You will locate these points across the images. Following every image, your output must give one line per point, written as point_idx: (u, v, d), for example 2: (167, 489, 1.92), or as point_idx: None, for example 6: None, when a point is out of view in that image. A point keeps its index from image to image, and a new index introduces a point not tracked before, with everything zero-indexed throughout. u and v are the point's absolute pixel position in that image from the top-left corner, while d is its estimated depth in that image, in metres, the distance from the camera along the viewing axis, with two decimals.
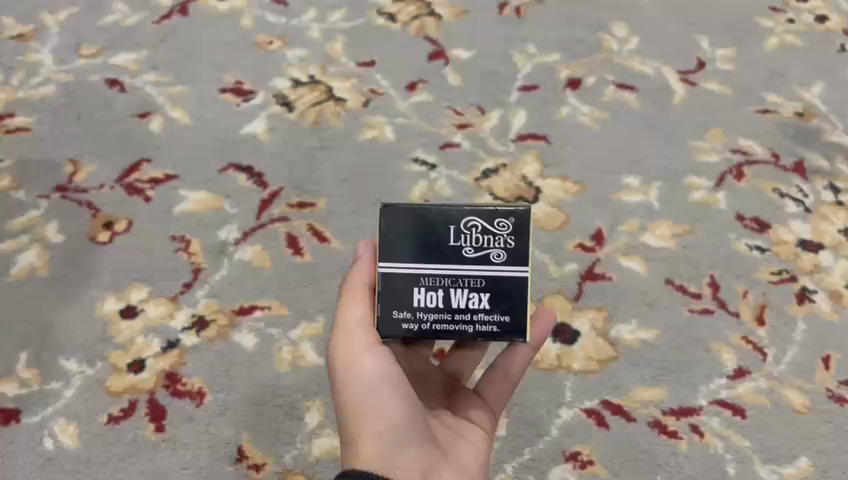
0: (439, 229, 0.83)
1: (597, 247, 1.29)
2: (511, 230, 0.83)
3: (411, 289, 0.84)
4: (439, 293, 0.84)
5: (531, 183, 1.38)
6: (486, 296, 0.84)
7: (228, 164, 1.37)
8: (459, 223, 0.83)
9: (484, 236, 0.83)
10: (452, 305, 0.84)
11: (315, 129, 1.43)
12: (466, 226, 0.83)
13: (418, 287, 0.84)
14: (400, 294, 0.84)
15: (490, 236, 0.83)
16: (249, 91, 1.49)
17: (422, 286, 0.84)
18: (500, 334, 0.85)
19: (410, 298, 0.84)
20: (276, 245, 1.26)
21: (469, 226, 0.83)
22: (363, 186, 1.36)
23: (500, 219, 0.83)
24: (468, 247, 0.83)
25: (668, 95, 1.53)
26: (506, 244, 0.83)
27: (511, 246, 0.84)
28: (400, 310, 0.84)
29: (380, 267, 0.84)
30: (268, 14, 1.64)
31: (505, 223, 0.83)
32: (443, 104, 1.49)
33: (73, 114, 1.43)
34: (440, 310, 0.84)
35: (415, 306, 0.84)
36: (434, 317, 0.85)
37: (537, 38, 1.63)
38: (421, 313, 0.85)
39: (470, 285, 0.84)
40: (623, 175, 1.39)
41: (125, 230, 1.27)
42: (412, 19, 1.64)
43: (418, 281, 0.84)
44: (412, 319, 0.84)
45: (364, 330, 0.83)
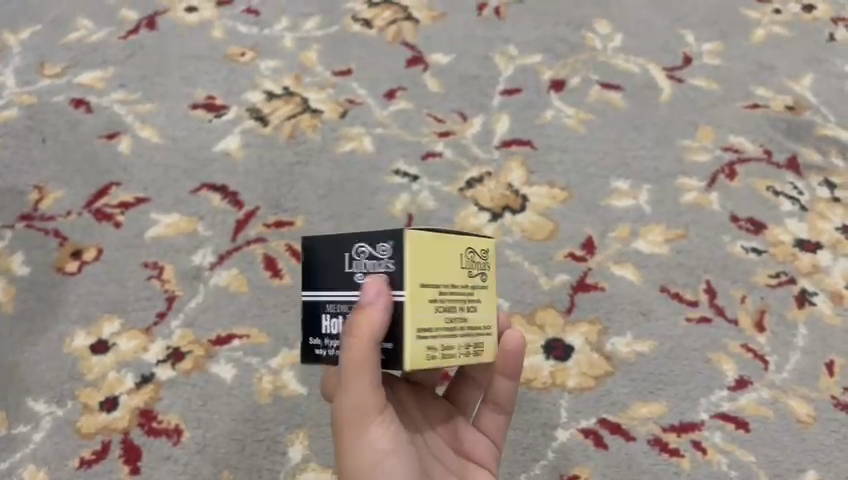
0: (332, 254, 0.75)
1: (588, 256, 1.24)
2: (392, 254, 0.72)
3: (318, 316, 0.76)
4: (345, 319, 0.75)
5: (517, 191, 1.32)
6: None
7: (201, 185, 1.31)
8: (351, 248, 0.74)
9: (370, 260, 0.73)
10: None
11: (291, 143, 1.38)
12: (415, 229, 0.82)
13: (325, 314, 0.76)
14: (308, 316, 0.77)
15: (375, 261, 0.72)
16: (221, 105, 1.44)
17: (327, 313, 0.76)
18: (388, 363, 0.73)
19: (318, 325, 0.76)
20: (253, 269, 1.20)
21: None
22: (342, 202, 1.31)
23: (382, 242, 0.72)
24: (360, 273, 0.74)
25: (655, 93, 1.49)
26: (388, 268, 0.72)
27: (393, 271, 0.72)
28: (313, 338, 0.77)
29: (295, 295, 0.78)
30: (238, 24, 1.58)
31: (386, 247, 0.72)
32: (423, 112, 1.44)
33: (37, 138, 1.37)
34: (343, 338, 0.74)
35: (324, 333, 0.76)
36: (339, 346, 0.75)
37: (518, 39, 1.58)
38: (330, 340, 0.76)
39: None
40: (612, 179, 1.35)
41: (94, 259, 1.21)
42: (388, 24, 1.59)
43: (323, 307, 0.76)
44: (321, 346, 0.76)
45: (375, 395, 0.72)
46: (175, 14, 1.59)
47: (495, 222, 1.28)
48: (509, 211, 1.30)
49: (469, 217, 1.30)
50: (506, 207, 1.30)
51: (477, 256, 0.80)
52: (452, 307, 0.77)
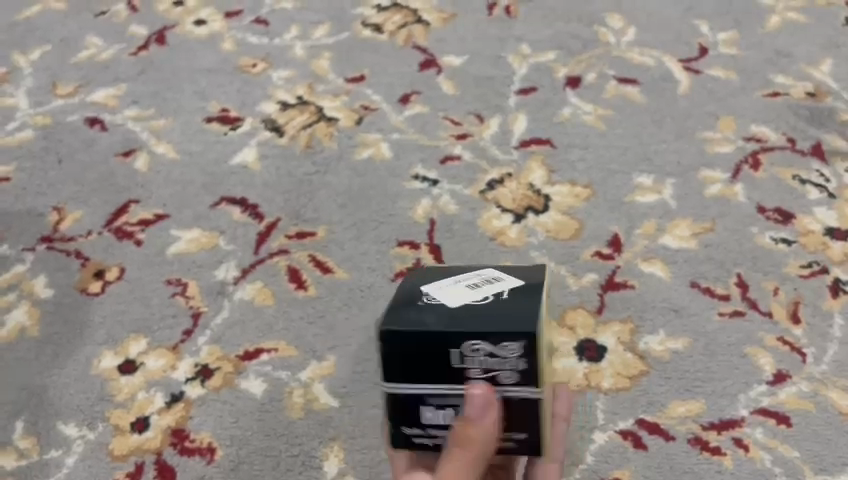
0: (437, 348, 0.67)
1: (615, 254, 1.22)
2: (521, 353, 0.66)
3: (418, 407, 0.71)
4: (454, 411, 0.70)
5: (539, 191, 1.31)
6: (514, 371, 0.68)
7: (221, 198, 1.30)
8: (460, 347, 0.67)
9: (490, 358, 0.67)
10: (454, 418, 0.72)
11: (308, 153, 1.37)
12: (469, 349, 0.67)
13: (426, 405, 0.71)
14: (407, 413, 0.71)
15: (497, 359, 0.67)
16: (236, 118, 1.43)
17: (431, 406, 0.70)
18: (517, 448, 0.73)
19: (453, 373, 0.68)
20: (278, 281, 1.19)
21: (474, 350, 0.66)
22: (362, 209, 1.29)
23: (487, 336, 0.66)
24: (474, 369, 0.68)
25: (672, 85, 1.47)
26: (516, 365, 0.67)
27: (522, 368, 0.67)
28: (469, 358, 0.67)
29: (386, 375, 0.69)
30: (249, 35, 1.58)
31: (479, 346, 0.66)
32: (439, 114, 1.43)
33: (54, 159, 1.37)
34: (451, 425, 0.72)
35: (425, 424, 0.72)
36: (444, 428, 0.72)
37: (531, 37, 1.56)
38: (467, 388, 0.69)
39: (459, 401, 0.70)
40: (635, 174, 1.33)
41: (117, 278, 1.20)
42: (399, 28, 1.59)
43: (424, 400, 0.70)
44: (476, 361, 0.67)
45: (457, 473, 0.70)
46: (184, 29, 1.60)
47: (519, 223, 1.27)
48: (532, 212, 1.28)
49: (491, 219, 1.27)
50: (528, 208, 1.28)
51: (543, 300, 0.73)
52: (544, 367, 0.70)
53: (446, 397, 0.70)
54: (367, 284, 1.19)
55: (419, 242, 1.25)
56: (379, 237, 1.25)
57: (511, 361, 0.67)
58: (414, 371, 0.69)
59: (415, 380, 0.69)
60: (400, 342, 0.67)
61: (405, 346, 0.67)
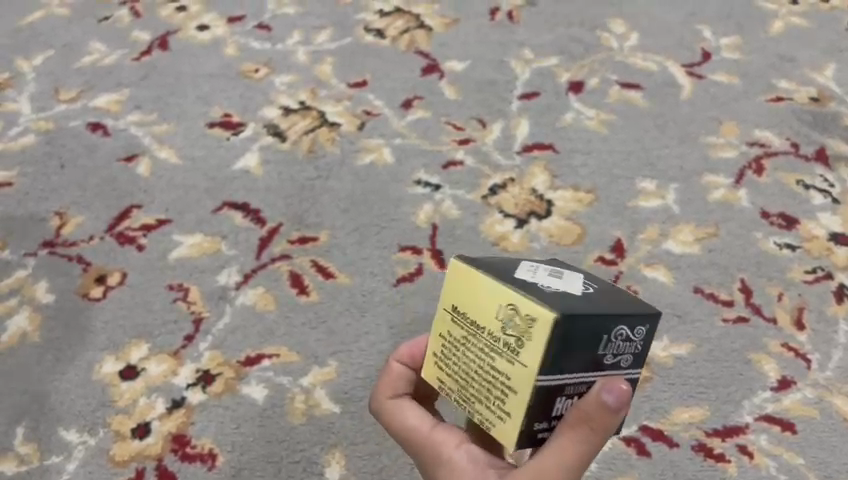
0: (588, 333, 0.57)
1: (618, 259, 1.22)
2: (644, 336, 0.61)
3: (553, 400, 0.59)
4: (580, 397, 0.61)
5: (541, 196, 1.30)
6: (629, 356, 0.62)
7: (223, 203, 1.30)
8: (610, 332, 0.58)
9: (626, 343, 0.60)
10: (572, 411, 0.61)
11: (311, 158, 1.37)
12: (616, 334, 0.58)
13: (560, 397, 0.59)
14: (541, 407, 0.59)
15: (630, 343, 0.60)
16: (238, 123, 1.43)
17: (566, 395, 0.59)
18: None
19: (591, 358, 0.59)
20: (280, 286, 1.19)
21: (619, 335, 0.59)
22: (365, 214, 1.29)
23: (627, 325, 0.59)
24: (607, 355, 0.59)
25: (675, 90, 1.47)
26: (634, 349, 0.61)
27: (637, 351, 0.61)
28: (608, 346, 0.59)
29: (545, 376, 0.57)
30: (252, 41, 1.58)
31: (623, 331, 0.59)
32: (442, 119, 1.43)
33: (56, 164, 1.36)
34: None
35: (554, 416, 0.60)
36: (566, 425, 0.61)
37: (533, 42, 1.57)
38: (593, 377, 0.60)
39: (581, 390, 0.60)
40: (637, 179, 1.32)
41: (119, 283, 1.20)
42: (401, 33, 1.59)
43: (562, 390, 0.59)
44: (609, 348, 0.59)
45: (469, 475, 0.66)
46: (187, 34, 1.60)
47: (521, 228, 1.26)
48: (534, 217, 1.28)
49: (494, 224, 1.27)
50: (531, 213, 1.28)
51: None
52: None
53: (581, 383, 0.59)
54: (369, 289, 1.19)
55: (421, 247, 1.24)
56: (381, 242, 1.25)
57: (635, 344, 0.61)
58: (574, 361, 0.58)
59: (566, 368, 0.58)
60: (576, 327, 0.56)
61: (569, 335, 0.56)
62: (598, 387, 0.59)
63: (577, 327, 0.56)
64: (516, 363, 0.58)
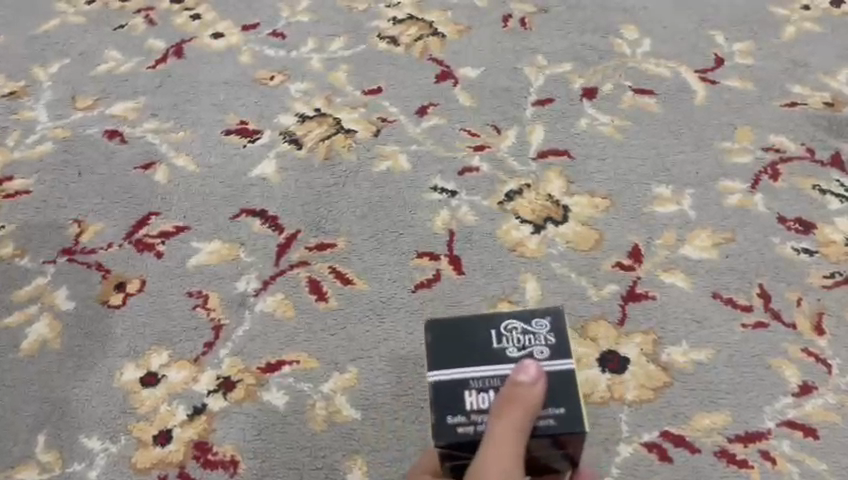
0: (476, 336, 0.81)
1: (636, 264, 1.22)
2: (549, 329, 0.82)
3: (461, 393, 0.78)
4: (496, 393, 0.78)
5: (557, 201, 1.31)
6: (543, 351, 0.80)
7: (240, 210, 1.31)
8: (498, 327, 0.82)
9: (524, 336, 0.81)
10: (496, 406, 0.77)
11: (327, 165, 1.38)
12: (505, 328, 0.81)
13: (469, 390, 0.78)
14: (452, 399, 0.78)
15: (530, 336, 0.81)
16: (254, 130, 1.44)
17: (473, 388, 0.79)
18: (555, 428, 0.76)
19: (489, 347, 0.80)
20: (298, 293, 1.19)
21: (510, 328, 0.81)
22: (381, 220, 1.29)
23: (536, 320, 0.82)
24: (511, 348, 0.80)
25: (688, 95, 1.48)
26: (545, 341, 0.81)
27: (551, 343, 0.81)
28: (498, 340, 0.81)
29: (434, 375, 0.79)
30: (266, 48, 1.60)
31: (542, 323, 0.82)
32: (456, 126, 1.44)
33: (74, 172, 1.37)
34: None
35: (469, 410, 0.78)
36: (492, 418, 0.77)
37: (546, 49, 1.58)
38: (493, 375, 0.79)
39: (492, 385, 0.78)
40: (653, 185, 1.33)
41: (138, 290, 1.20)
42: (414, 41, 1.60)
43: (467, 384, 0.79)
44: (503, 341, 0.80)
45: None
46: (202, 42, 1.61)
47: (538, 234, 1.26)
48: (551, 223, 1.28)
49: (511, 230, 1.27)
50: (548, 219, 1.28)
51: None
52: None
53: (488, 378, 0.79)
54: (388, 295, 1.19)
55: (438, 253, 1.25)
56: (399, 248, 1.25)
57: (540, 336, 0.81)
58: (464, 358, 0.80)
59: (458, 364, 0.79)
60: (451, 331, 0.81)
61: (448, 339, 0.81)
62: (516, 372, 0.75)
63: (454, 333, 0.81)
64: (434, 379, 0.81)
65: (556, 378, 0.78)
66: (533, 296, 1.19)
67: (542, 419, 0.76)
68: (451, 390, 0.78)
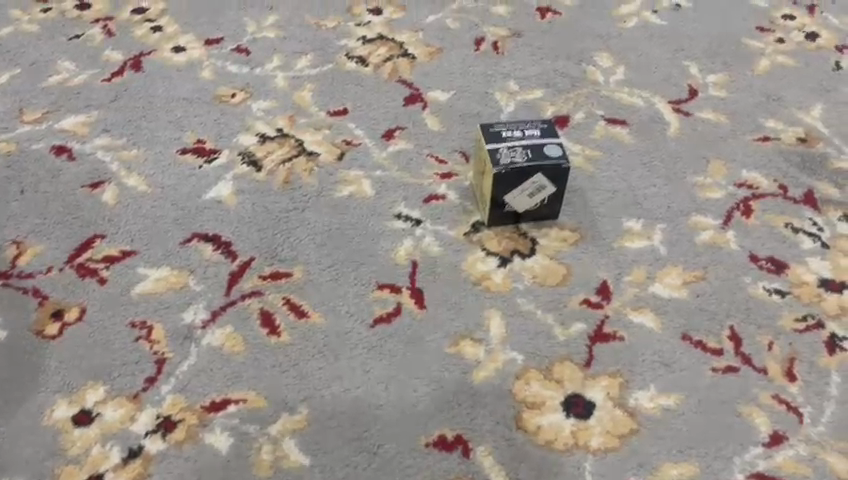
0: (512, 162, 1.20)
1: (604, 303, 1.17)
2: (535, 135, 1.24)
3: (504, 155, 1.20)
4: (514, 147, 1.21)
5: (525, 233, 1.26)
6: (532, 139, 1.22)
7: (191, 235, 1.24)
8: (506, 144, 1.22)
9: (521, 139, 1.23)
10: (507, 139, 1.22)
11: (287, 189, 1.32)
12: (512, 145, 1.21)
13: (504, 153, 1.20)
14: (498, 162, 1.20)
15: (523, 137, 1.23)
16: (211, 150, 1.38)
17: (509, 151, 1.21)
18: (538, 140, 1.22)
19: (512, 155, 1.20)
20: (248, 326, 1.12)
21: (513, 145, 1.22)
22: (341, 248, 1.23)
23: (528, 132, 1.24)
24: (518, 157, 1.20)
25: (662, 127, 1.45)
26: (531, 132, 1.24)
27: (536, 132, 1.24)
28: (505, 136, 1.23)
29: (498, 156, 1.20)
30: (229, 64, 1.55)
31: (532, 132, 1.24)
32: (423, 151, 1.40)
33: (16, 189, 1.29)
34: (512, 144, 1.22)
35: (506, 147, 1.21)
36: (513, 144, 1.22)
37: (519, 75, 1.55)
38: (512, 147, 1.21)
39: (511, 148, 1.21)
40: (624, 219, 1.29)
41: (77, 319, 1.12)
42: (384, 61, 1.57)
43: (499, 152, 1.21)
44: (515, 149, 1.21)
45: None
46: (162, 55, 1.57)
47: (504, 267, 1.22)
48: (518, 256, 1.23)
49: (476, 262, 1.22)
50: (514, 252, 1.24)
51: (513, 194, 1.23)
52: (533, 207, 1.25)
53: (515, 147, 1.21)
54: (344, 330, 1.13)
55: (400, 285, 1.19)
56: (358, 279, 1.19)
57: (530, 135, 1.23)
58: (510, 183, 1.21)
59: (511, 177, 1.20)
60: (503, 183, 1.20)
61: (492, 133, 1.23)
62: None
63: (502, 174, 1.19)
64: (488, 170, 1.21)
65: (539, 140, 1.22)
66: (497, 334, 1.13)
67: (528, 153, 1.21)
68: (513, 180, 1.20)
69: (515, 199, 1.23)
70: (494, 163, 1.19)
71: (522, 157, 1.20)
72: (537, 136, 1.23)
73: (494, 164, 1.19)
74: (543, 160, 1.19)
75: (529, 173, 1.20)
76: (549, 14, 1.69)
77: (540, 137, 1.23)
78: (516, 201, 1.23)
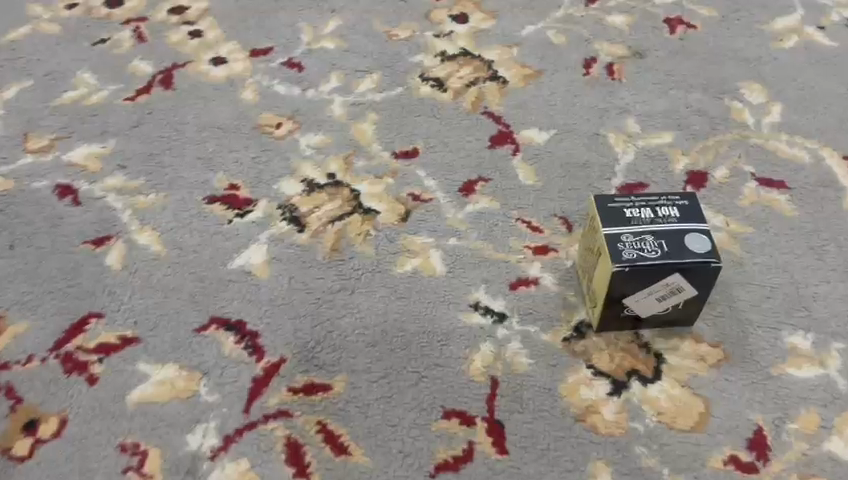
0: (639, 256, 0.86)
1: (758, 463, 0.84)
2: (674, 216, 0.89)
3: (626, 247, 0.86)
4: (643, 233, 0.87)
5: (647, 346, 0.94)
6: (670, 223, 0.88)
7: (210, 320, 0.97)
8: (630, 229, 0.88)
9: (654, 222, 0.88)
10: (634, 223, 0.88)
11: (334, 258, 1.02)
12: (641, 230, 0.87)
13: (627, 243, 0.87)
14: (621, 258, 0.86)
15: (657, 219, 0.88)
16: (246, 199, 1.10)
17: (633, 241, 0.87)
18: (679, 227, 0.87)
19: (638, 247, 0.86)
20: (269, 461, 0.84)
21: (643, 231, 0.87)
22: (398, 351, 0.93)
23: (663, 211, 0.89)
24: (648, 249, 0.86)
25: (836, 194, 1.08)
26: (669, 212, 0.89)
27: (676, 213, 0.89)
28: (630, 217, 0.89)
29: (619, 247, 0.86)
30: (277, 83, 1.27)
31: (669, 211, 0.89)
32: (512, 214, 1.08)
33: (6, 242, 1.05)
34: (641, 229, 0.87)
35: (632, 236, 0.87)
36: (641, 231, 0.87)
37: (641, 110, 1.20)
38: (640, 233, 0.87)
39: (638, 236, 0.87)
40: (784, 331, 0.95)
41: (54, 433, 0.87)
42: (467, 87, 1.25)
43: (622, 241, 0.87)
44: (644, 237, 0.87)
45: None
46: (199, 68, 1.29)
47: (618, 396, 0.90)
48: (637, 379, 0.91)
49: (579, 386, 0.90)
50: (632, 373, 0.91)
51: (638, 298, 0.90)
52: (661, 313, 0.92)
53: (644, 234, 0.87)
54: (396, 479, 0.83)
55: (473, 413, 0.88)
56: (418, 401, 0.89)
57: (667, 215, 0.89)
58: (633, 284, 0.87)
59: (635, 278, 0.86)
60: (623, 283, 0.87)
61: (613, 211, 0.89)
62: None
63: (624, 272, 0.86)
64: (604, 262, 0.88)
65: (679, 225, 0.88)
66: None
67: (663, 245, 0.86)
68: (637, 281, 0.87)
69: (638, 303, 0.90)
70: (613, 255, 0.86)
71: (653, 251, 0.86)
72: (675, 220, 0.88)
73: (614, 257, 0.86)
74: (684, 256, 0.85)
75: (663, 273, 0.86)
76: (680, 28, 1.32)
77: (681, 220, 0.88)
78: (641, 307, 0.91)
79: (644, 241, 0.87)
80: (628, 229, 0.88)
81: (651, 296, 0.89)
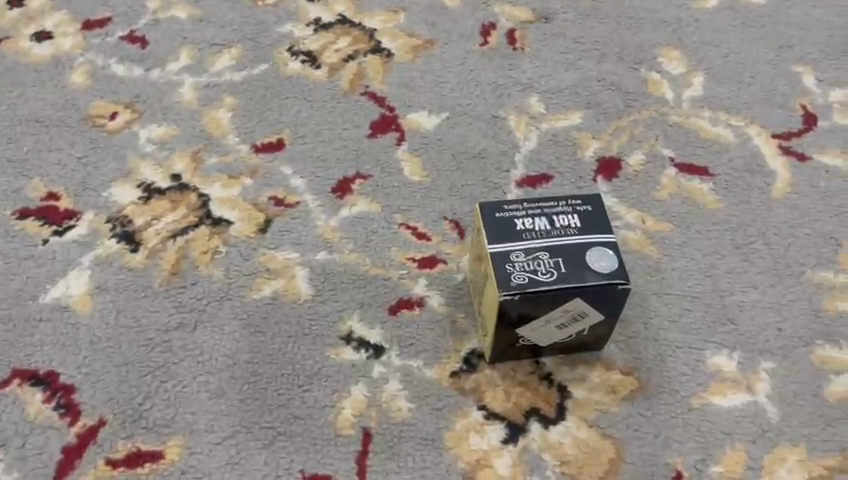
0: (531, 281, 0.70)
1: None
2: (574, 226, 0.73)
3: (515, 270, 0.71)
4: (536, 251, 0.71)
5: (549, 377, 0.79)
6: (568, 236, 0.72)
7: (12, 374, 0.78)
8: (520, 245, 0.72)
9: (549, 235, 0.72)
10: (526, 237, 0.72)
11: (174, 287, 0.84)
12: (533, 246, 0.72)
13: (517, 264, 0.71)
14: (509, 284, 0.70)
15: (553, 231, 0.73)
16: (68, 212, 0.89)
17: (524, 260, 0.71)
18: (579, 241, 0.72)
19: (530, 268, 0.71)
20: None
21: (535, 247, 0.72)
22: (250, 402, 0.77)
23: (561, 220, 0.73)
24: (541, 271, 0.70)
25: (765, 182, 0.95)
26: (568, 221, 0.73)
27: (576, 222, 0.73)
28: (522, 230, 0.73)
29: (507, 270, 0.71)
30: (112, 61, 1.04)
31: (568, 221, 0.73)
32: (394, 219, 0.90)
33: None
34: (534, 245, 0.72)
35: (523, 255, 0.71)
36: (534, 248, 0.72)
37: (546, 86, 1.03)
38: (533, 251, 0.71)
39: (530, 255, 0.71)
40: (706, 351, 0.81)
41: None
42: (344, 61, 1.05)
43: (510, 262, 0.71)
44: (537, 256, 0.71)
45: None
46: (16, 45, 1.05)
47: (514, 444, 0.75)
48: (537, 420, 0.76)
49: (468, 433, 0.76)
50: (531, 413, 0.77)
51: (535, 327, 0.74)
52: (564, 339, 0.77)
53: (537, 252, 0.71)
54: None
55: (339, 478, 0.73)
56: (272, 466, 0.74)
57: (565, 226, 0.73)
58: (526, 312, 0.72)
59: (528, 305, 0.71)
60: (514, 312, 0.72)
61: (501, 223, 0.73)
62: None
63: (514, 301, 0.70)
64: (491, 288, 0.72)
65: (580, 238, 0.72)
66: None
67: (559, 265, 0.71)
68: (531, 309, 0.72)
69: (535, 332, 0.75)
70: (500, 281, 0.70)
71: (547, 273, 0.70)
72: (575, 232, 0.72)
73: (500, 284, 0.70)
74: (585, 279, 0.70)
75: (560, 299, 0.70)
76: None
77: (582, 232, 0.73)
78: (538, 336, 0.76)
79: (537, 261, 0.71)
80: (519, 245, 0.72)
81: (549, 324, 0.74)
